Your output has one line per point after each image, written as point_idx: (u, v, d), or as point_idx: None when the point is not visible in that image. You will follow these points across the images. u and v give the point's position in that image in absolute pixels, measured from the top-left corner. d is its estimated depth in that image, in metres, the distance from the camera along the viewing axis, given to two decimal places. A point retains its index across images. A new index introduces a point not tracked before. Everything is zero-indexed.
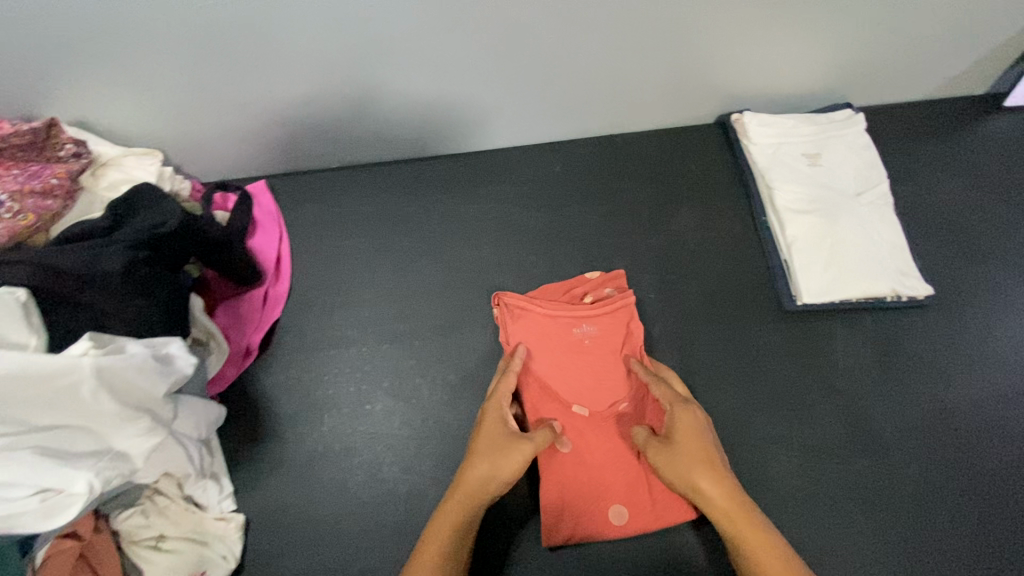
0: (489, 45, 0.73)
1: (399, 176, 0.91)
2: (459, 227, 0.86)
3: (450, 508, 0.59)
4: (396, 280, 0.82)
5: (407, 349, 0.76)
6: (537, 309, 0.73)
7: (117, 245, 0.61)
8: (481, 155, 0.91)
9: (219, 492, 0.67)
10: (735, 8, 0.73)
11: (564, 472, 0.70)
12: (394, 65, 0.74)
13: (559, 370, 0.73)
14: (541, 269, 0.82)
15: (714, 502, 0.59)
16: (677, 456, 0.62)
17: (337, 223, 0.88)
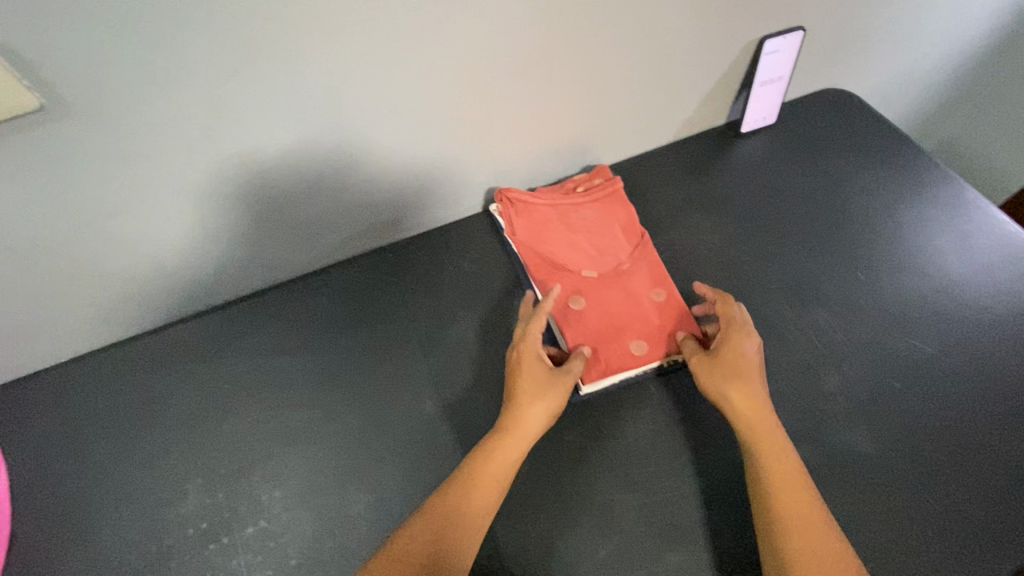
0: (176, 206, 0.66)
1: (139, 355, 0.76)
2: (213, 396, 0.73)
3: (461, 491, 0.60)
4: (141, 485, 0.68)
5: (161, 575, 0.63)
6: (538, 202, 0.80)
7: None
8: (237, 305, 0.80)
9: None
10: (431, 101, 0.70)
11: (583, 324, 0.74)
12: (74, 247, 0.65)
13: (556, 244, 0.80)
14: (316, 422, 0.72)
15: (745, 418, 0.63)
16: (712, 368, 0.66)
17: (59, 432, 0.71)
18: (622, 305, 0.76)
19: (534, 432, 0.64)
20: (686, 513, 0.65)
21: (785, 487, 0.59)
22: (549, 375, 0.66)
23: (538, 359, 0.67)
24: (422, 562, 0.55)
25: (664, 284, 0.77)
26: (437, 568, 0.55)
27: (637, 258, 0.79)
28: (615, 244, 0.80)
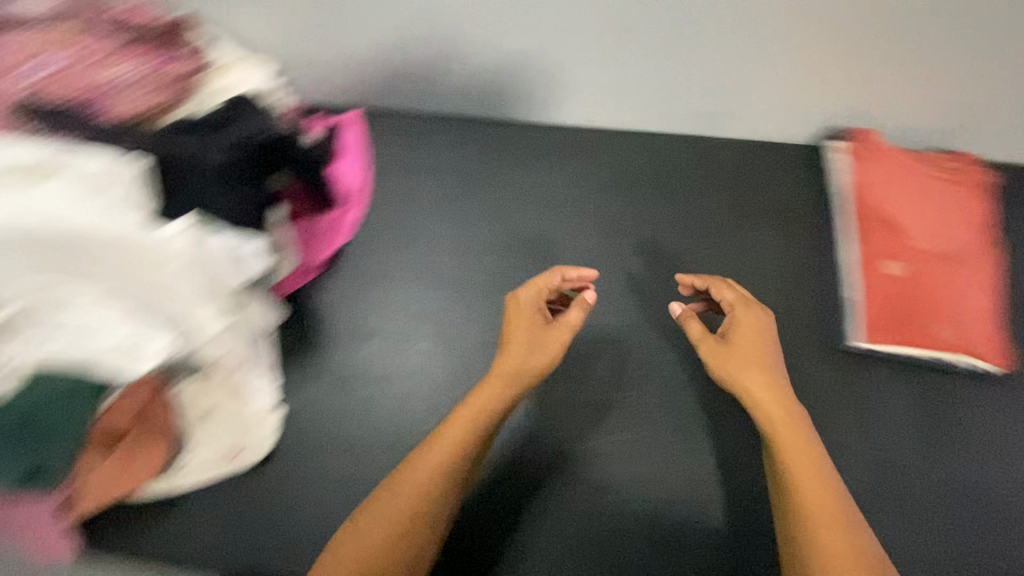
0: (598, 26, 0.72)
1: (478, 135, 0.90)
2: (530, 192, 0.87)
3: (473, 403, 0.57)
4: (460, 230, 0.85)
5: (457, 298, 0.81)
6: (897, 156, 0.78)
7: (237, 137, 0.65)
8: (564, 131, 0.89)
9: (269, 384, 0.72)
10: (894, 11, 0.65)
11: (892, 291, 0.76)
12: (506, 30, 0.74)
13: (894, 203, 0.78)
14: (598, 252, 0.84)
15: (756, 394, 0.56)
16: (726, 359, 0.58)
17: (415, 166, 0.89)
18: (942, 289, 0.75)
19: (539, 368, 0.59)
20: (872, 482, 0.72)
21: (824, 510, 0.51)
22: (551, 328, 0.60)
23: (532, 311, 0.61)
24: (414, 498, 0.54)
25: (992, 289, 0.75)
26: (425, 510, 0.55)
27: (976, 252, 0.76)
28: (953, 231, 0.76)
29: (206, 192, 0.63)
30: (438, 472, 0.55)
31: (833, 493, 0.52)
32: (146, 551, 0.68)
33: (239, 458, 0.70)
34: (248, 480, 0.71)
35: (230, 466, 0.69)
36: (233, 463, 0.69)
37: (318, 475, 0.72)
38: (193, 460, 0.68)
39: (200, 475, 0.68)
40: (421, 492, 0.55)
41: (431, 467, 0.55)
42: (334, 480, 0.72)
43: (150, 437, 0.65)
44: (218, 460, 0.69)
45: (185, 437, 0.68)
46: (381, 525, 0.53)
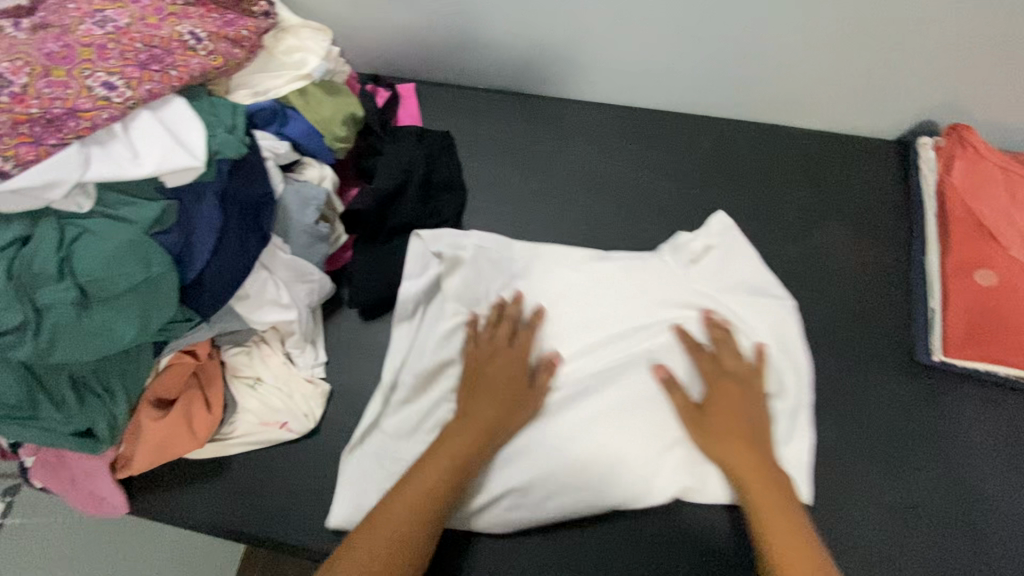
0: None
1: (533, 115, 0.88)
2: (585, 174, 0.83)
3: (477, 410, 0.61)
4: (511, 210, 0.82)
5: None
6: (992, 157, 0.73)
7: (397, 142, 0.80)
8: (626, 112, 0.87)
9: (314, 359, 0.73)
10: None
11: (986, 306, 0.68)
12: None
13: (986, 205, 0.72)
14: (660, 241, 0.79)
15: (739, 469, 0.57)
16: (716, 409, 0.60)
17: (468, 141, 0.87)
18: None
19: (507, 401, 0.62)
20: (944, 513, 0.63)
21: (778, 515, 0.53)
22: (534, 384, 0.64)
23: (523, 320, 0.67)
24: (423, 507, 0.55)
25: None
26: (419, 516, 0.54)
27: None
28: None
29: (380, 178, 0.77)
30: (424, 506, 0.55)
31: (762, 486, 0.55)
32: (186, 521, 0.67)
33: (285, 430, 0.69)
34: (283, 452, 0.70)
35: (275, 436, 0.68)
36: (277, 434, 0.69)
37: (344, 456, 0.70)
38: (240, 427, 0.68)
39: (244, 445, 0.68)
40: (438, 484, 0.56)
41: (444, 457, 0.58)
42: None
43: (272, 419, 0.69)
44: (263, 428, 0.68)
45: (235, 404, 0.69)
46: (409, 509, 0.55)
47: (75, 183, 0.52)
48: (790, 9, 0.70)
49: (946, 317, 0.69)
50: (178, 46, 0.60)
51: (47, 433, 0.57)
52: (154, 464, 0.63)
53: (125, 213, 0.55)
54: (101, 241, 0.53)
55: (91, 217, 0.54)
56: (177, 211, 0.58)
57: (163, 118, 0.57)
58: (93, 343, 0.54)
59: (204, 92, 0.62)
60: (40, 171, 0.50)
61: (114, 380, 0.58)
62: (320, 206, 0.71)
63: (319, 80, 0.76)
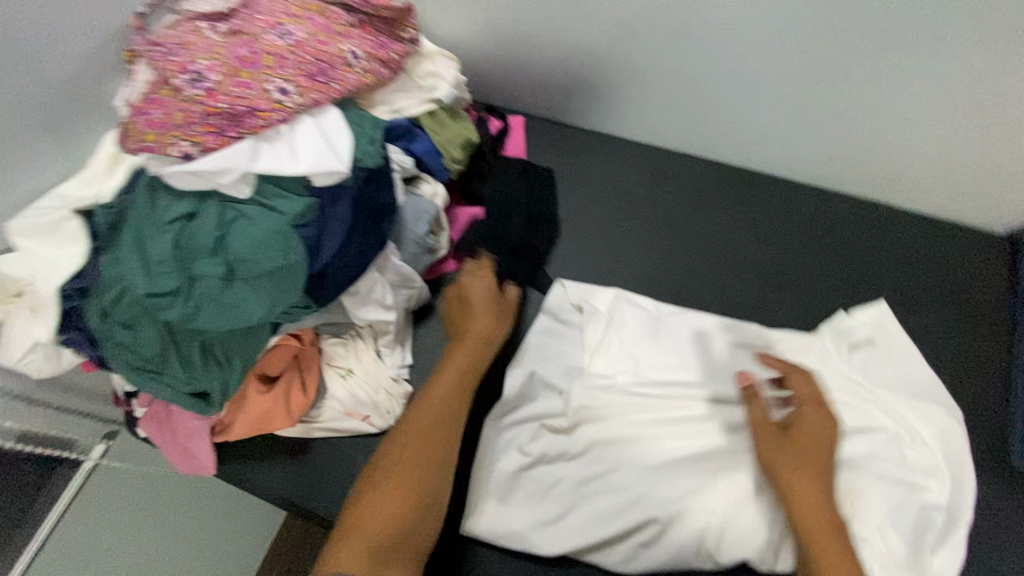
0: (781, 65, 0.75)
1: (635, 160, 0.91)
2: (680, 223, 0.86)
3: (453, 363, 0.68)
4: (603, 247, 0.85)
5: None
6: None
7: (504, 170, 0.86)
8: (726, 169, 0.89)
9: (400, 360, 0.77)
10: None
11: None
12: (693, 57, 0.78)
13: None
14: (749, 299, 0.80)
15: (801, 496, 0.59)
16: (803, 438, 0.63)
17: (569, 176, 0.91)
18: None
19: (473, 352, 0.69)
20: None
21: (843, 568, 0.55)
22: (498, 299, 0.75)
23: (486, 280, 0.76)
24: (417, 470, 0.59)
25: None
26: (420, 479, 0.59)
27: None
28: None
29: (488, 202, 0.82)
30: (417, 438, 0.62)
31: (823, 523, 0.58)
32: (263, 492, 0.72)
33: (365, 422, 0.73)
34: (361, 443, 0.73)
35: (356, 427, 0.73)
36: (358, 425, 0.73)
37: None
38: (326, 413, 0.72)
39: (327, 430, 0.72)
40: (428, 442, 0.62)
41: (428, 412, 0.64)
42: None
43: (356, 410, 0.73)
44: (346, 418, 0.73)
45: (324, 390, 0.73)
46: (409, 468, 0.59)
47: (243, 172, 0.58)
48: (915, 94, 0.71)
49: None
50: (341, 62, 0.67)
51: (170, 389, 0.62)
52: (252, 433, 0.69)
53: (278, 204, 0.61)
54: (253, 226, 0.59)
55: (247, 204, 0.60)
56: (317, 209, 0.63)
57: (320, 124, 0.63)
58: (229, 316, 0.59)
59: (353, 105, 0.69)
60: (217, 159, 0.57)
61: (235, 352, 0.63)
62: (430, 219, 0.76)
63: (446, 104, 0.82)
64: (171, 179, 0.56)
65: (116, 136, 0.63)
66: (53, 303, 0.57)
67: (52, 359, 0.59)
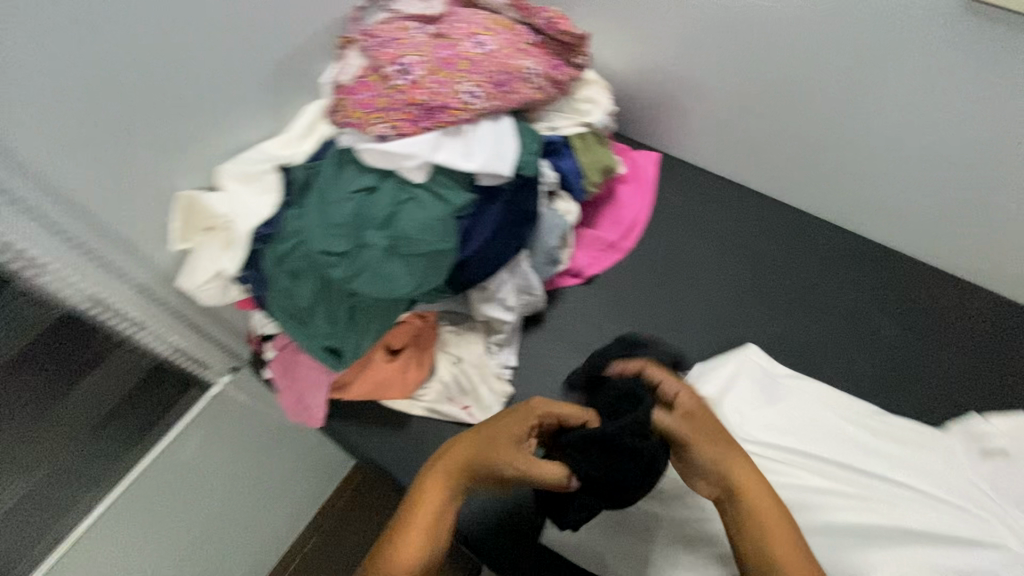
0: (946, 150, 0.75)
1: (762, 217, 0.92)
2: (803, 285, 0.86)
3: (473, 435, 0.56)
4: (720, 294, 0.86)
5: (695, 354, 0.82)
6: None
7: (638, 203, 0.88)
8: (861, 241, 0.88)
9: (506, 361, 0.80)
10: None
11: None
12: (855, 125, 0.80)
13: None
14: (866, 375, 0.78)
15: (750, 514, 0.53)
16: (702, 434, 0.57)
17: (695, 220, 0.93)
18: None
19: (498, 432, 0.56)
20: None
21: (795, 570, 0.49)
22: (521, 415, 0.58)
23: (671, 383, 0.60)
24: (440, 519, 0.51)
25: None
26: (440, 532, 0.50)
27: None
28: None
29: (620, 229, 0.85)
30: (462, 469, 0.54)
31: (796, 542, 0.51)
32: (360, 453, 0.77)
33: (464, 411, 0.76)
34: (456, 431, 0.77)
35: (454, 413, 0.76)
36: (457, 412, 0.76)
37: None
38: (430, 394, 0.77)
39: (428, 410, 0.76)
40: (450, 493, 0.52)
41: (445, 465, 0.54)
42: None
43: (457, 398, 0.77)
44: (448, 403, 0.76)
45: (433, 373, 0.78)
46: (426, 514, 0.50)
47: (424, 159, 0.63)
48: None
49: None
50: (521, 76, 0.72)
51: (311, 340, 0.68)
52: (366, 397, 0.73)
53: (445, 194, 0.66)
54: (421, 210, 0.64)
55: (419, 188, 0.65)
56: (474, 205, 0.68)
57: (495, 130, 0.68)
58: (382, 286, 0.64)
59: (523, 118, 0.74)
60: (406, 143, 0.63)
61: (375, 321, 0.69)
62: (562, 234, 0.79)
63: (596, 131, 0.86)
64: (364, 155, 0.63)
65: (319, 105, 0.70)
66: (245, 240, 0.64)
67: (220, 293, 0.65)
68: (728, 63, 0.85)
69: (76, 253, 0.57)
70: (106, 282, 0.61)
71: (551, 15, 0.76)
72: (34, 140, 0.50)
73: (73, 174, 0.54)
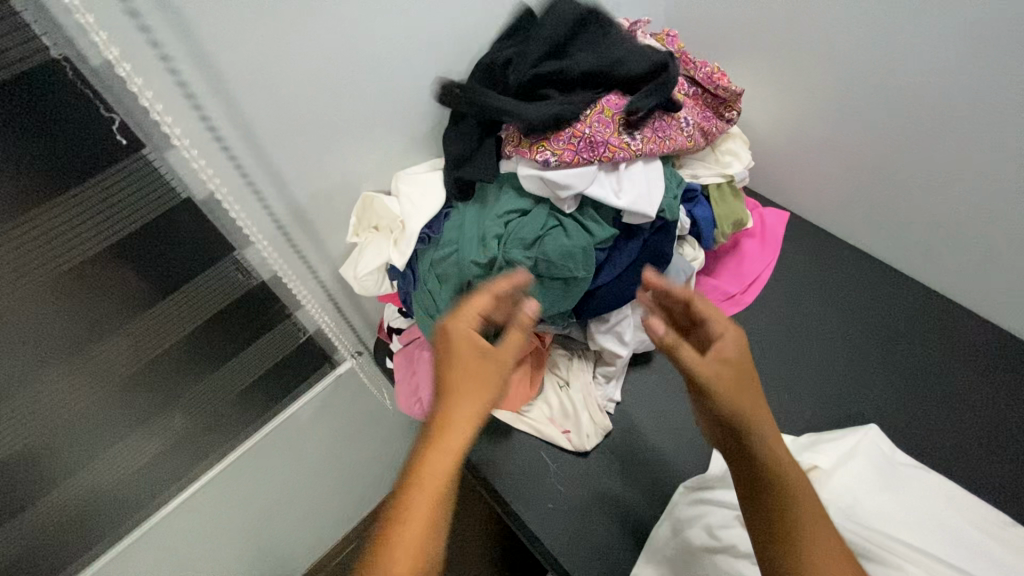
0: None
1: (892, 297, 0.89)
2: (932, 374, 0.82)
3: (460, 382, 0.53)
4: (839, 366, 0.84)
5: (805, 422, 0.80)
6: None
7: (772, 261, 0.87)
8: (1004, 339, 0.84)
9: (610, 394, 0.82)
10: None
11: None
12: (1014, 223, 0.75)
13: None
14: (998, 484, 0.73)
15: (796, 485, 0.51)
16: (748, 391, 0.53)
17: (819, 288, 0.92)
18: None
19: (484, 388, 0.53)
20: None
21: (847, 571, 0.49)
22: (487, 358, 0.54)
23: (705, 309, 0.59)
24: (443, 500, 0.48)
25: None
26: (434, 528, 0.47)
27: None
28: None
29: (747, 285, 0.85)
30: (452, 479, 0.48)
31: (847, 554, 0.48)
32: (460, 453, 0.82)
33: (564, 434, 0.79)
34: (554, 452, 0.80)
35: (555, 434, 0.79)
36: (557, 433, 0.79)
37: (600, 485, 0.77)
38: (534, 411, 0.80)
39: (530, 425, 0.80)
40: (450, 462, 0.49)
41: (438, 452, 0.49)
42: (614, 505, 0.76)
43: (559, 420, 0.80)
44: (550, 423, 0.80)
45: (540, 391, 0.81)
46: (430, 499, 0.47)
47: (579, 191, 0.67)
48: None
49: None
50: (675, 126, 0.75)
51: None
52: None
53: (592, 226, 0.69)
54: (568, 237, 0.68)
55: (568, 217, 0.69)
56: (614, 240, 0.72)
57: (645, 172, 0.72)
58: None
59: (670, 165, 0.76)
60: (566, 174, 0.67)
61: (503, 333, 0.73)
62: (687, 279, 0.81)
63: (734, 184, 0.87)
64: (525, 180, 0.68)
65: None
66: (408, 239, 0.70)
67: (373, 285, 0.73)
68: (886, 130, 0.81)
69: (276, 233, 0.67)
70: (289, 259, 0.70)
71: (711, 69, 0.79)
72: (271, 137, 0.60)
73: (289, 167, 0.63)
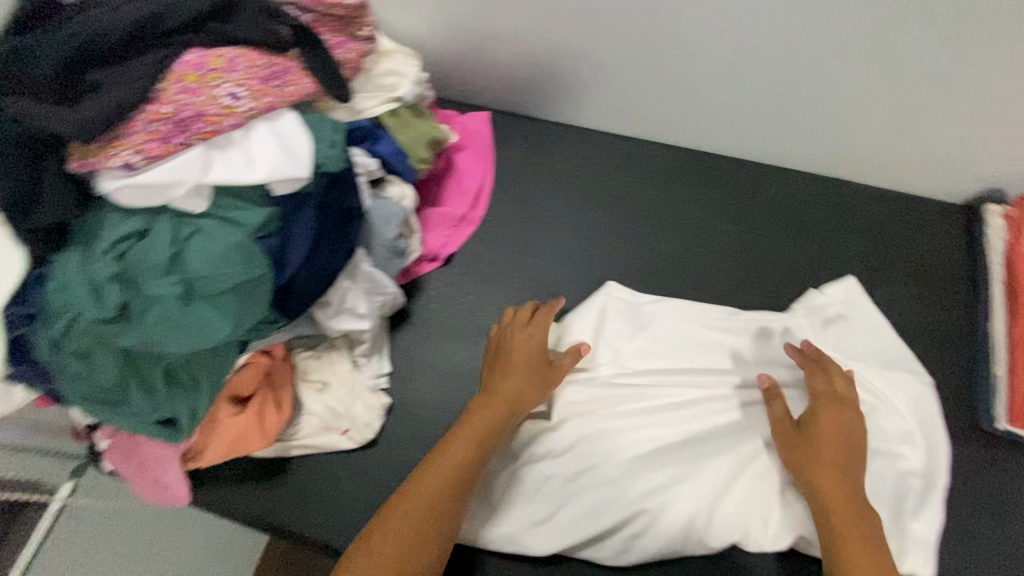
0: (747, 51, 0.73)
1: (599, 154, 0.91)
2: (650, 211, 0.86)
3: (484, 413, 0.65)
4: (576, 239, 0.85)
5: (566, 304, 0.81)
6: None
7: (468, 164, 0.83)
8: (694, 154, 0.89)
9: (378, 370, 0.74)
10: None
11: None
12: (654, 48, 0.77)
13: None
14: (724, 285, 0.80)
15: (837, 499, 0.61)
16: (818, 450, 0.64)
17: (537, 171, 0.90)
18: None
19: (521, 396, 0.67)
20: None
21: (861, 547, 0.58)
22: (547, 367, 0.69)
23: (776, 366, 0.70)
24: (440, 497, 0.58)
25: None
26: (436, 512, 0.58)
27: None
28: None
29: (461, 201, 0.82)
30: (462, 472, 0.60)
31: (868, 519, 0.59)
32: (246, 515, 0.69)
33: (345, 436, 0.71)
34: (342, 457, 0.72)
35: (335, 441, 0.70)
36: (338, 438, 0.71)
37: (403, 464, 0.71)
38: (303, 430, 0.70)
39: (306, 446, 0.70)
40: (466, 458, 0.62)
41: (460, 451, 0.62)
42: None
43: (335, 425, 0.71)
44: (326, 432, 0.70)
45: (301, 406, 0.71)
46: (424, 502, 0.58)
47: (194, 184, 0.55)
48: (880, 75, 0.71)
49: (1011, 383, 0.71)
50: (294, 67, 0.63)
51: (133, 421, 0.59)
52: (225, 456, 0.66)
53: (236, 215, 0.58)
54: (211, 241, 0.56)
55: (204, 217, 0.57)
56: (278, 218, 0.61)
57: (276, 130, 0.60)
58: (187, 335, 0.56)
59: (311, 109, 0.65)
60: (165, 170, 0.54)
61: (203, 375, 0.60)
62: (399, 222, 0.73)
63: (410, 103, 0.79)
64: (117, 195, 0.54)
65: None
66: None
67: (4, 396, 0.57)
68: None
69: None
70: None
71: None
72: None
73: None
